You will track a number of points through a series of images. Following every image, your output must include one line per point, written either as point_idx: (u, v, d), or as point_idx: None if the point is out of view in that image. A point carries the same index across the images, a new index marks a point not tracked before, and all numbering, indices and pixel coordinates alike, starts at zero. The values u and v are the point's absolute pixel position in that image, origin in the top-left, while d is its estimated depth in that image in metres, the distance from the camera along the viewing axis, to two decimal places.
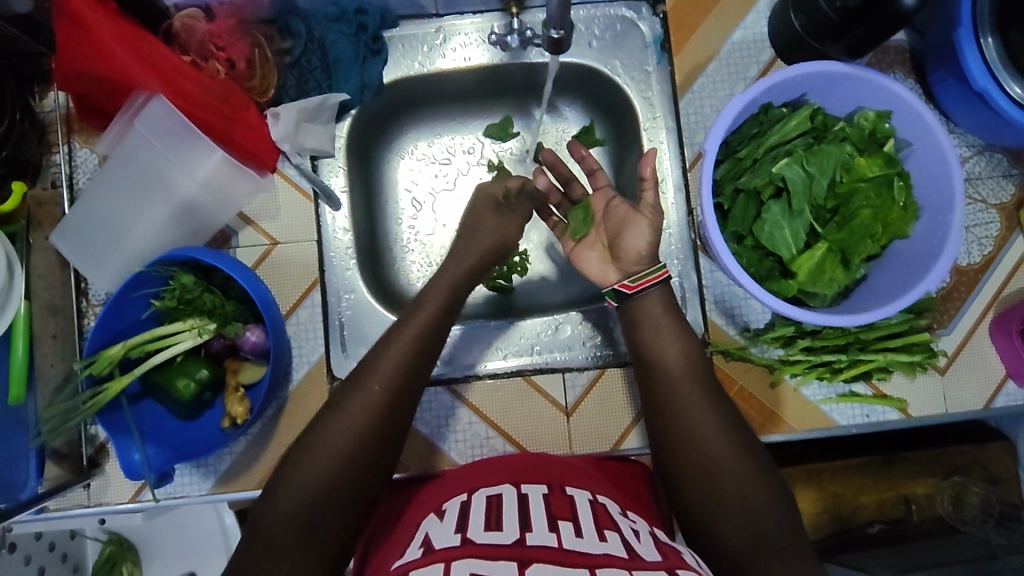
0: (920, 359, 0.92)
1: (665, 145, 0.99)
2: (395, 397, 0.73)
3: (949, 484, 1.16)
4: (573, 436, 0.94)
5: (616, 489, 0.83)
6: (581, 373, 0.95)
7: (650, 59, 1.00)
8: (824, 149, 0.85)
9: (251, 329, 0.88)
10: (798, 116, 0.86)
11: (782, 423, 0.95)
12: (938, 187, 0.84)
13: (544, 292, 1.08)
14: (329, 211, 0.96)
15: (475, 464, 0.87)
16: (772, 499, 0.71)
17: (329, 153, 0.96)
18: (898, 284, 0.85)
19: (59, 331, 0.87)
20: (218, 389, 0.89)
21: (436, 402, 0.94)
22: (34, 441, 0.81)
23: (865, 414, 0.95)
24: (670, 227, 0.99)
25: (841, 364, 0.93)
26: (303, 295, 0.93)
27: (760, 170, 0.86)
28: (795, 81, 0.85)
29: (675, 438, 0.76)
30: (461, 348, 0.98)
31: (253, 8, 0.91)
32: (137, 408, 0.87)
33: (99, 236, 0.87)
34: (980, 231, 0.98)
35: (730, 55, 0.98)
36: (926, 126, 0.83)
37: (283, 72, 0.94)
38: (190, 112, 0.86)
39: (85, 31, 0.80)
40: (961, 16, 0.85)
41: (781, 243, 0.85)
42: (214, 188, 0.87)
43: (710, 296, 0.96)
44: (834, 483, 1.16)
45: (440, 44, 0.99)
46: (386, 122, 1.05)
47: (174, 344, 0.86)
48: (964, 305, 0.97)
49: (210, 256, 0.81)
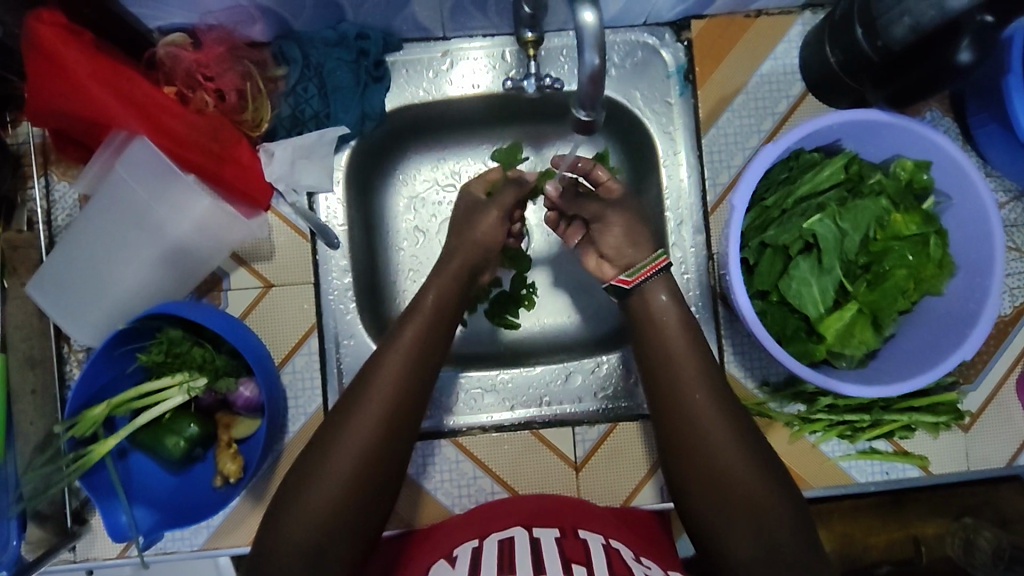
0: (945, 420, 0.88)
1: (685, 182, 0.93)
2: (399, 413, 0.68)
3: (959, 525, 1.05)
4: (582, 488, 0.90)
5: (627, 532, 0.80)
6: (591, 427, 0.91)
7: (672, 91, 0.93)
8: (858, 204, 0.80)
9: (244, 384, 0.82)
10: (831, 166, 0.81)
11: (798, 480, 0.91)
12: (976, 245, 0.79)
13: (555, 333, 1.00)
14: (327, 249, 0.89)
15: (480, 510, 0.83)
16: (792, 525, 0.66)
17: (327, 188, 0.89)
18: (931, 347, 0.80)
19: (39, 384, 0.81)
20: (209, 443, 0.84)
21: (438, 455, 0.90)
22: (15, 506, 0.76)
23: (885, 472, 0.91)
24: (687, 272, 0.93)
25: (861, 424, 0.89)
26: (299, 342, 0.88)
27: (789, 224, 0.81)
28: (833, 128, 0.79)
29: (694, 449, 0.71)
30: (465, 399, 0.93)
31: (244, 32, 0.84)
32: (124, 463, 0.83)
33: (80, 283, 0.81)
34: (1015, 281, 0.92)
35: (757, 89, 0.92)
36: (969, 182, 0.78)
37: (278, 101, 0.87)
38: (174, 151, 0.81)
39: (57, 66, 0.73)
40: (1012, 62, 0.79)
41: (809, 307, 0.80)
42: (206, 232, 0.82)
43: (729, 346, 0.92)
44: (844, 524, 1.05)
45: (446, 69, 0.92)
46: (388, 149, 0.98)
47: (162, 400, 0.81)
48: (991, 359, 0.92)
49: (195, 311, 0.76)
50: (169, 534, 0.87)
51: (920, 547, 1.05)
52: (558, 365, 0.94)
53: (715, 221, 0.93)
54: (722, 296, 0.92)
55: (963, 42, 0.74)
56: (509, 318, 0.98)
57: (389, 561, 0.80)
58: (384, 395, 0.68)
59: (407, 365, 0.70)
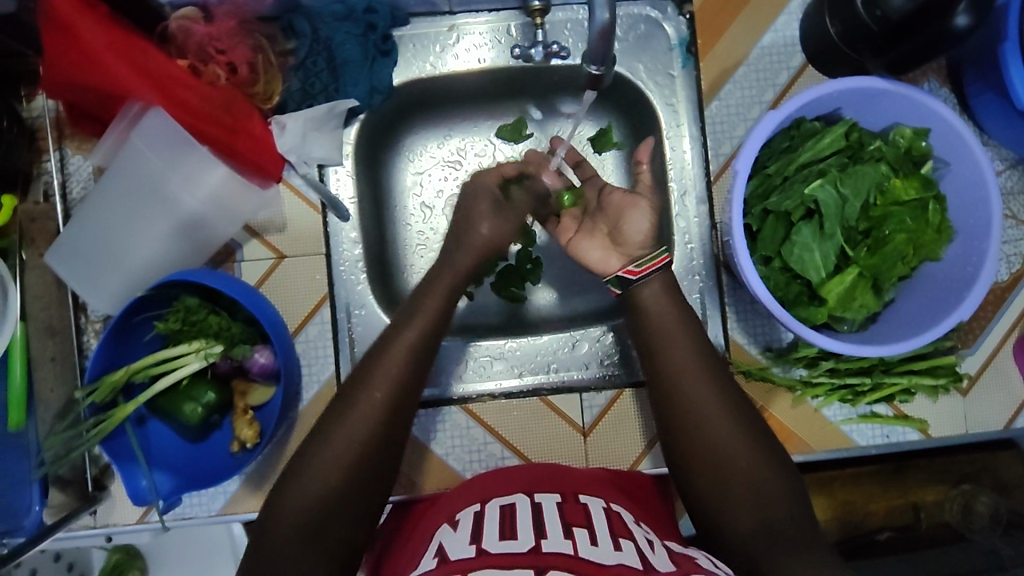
0: (945, 382, 0.90)
1: (688, 154, 0.95)
2: (404, 397, 0.69)
3: (958, 492, 1.07)
4: (588, 453, 0.92)
5: (628, 499, 0.81)
6: (598, 393, 0.93)
7: (675, 64, 0.95)
8: (859, 169, 0.82)
9: (258, 351, 0.83)
10: (832, 134, 0.82)
11: (799, 443, 0.93)
12: (974, 210, 0.81)
13: (560, 304, 1.02)
14: (337, 221, 0.91)
15: (487, 476, 0.85)
16: (787, 496, 0.68)
17: (336, 161, 0.90)
18: (930, 311, 0.82)
19: (59, 352, 0.83)
20: (225, 410, 0.86)
21: (450, 421, 0.92)
22: (37, 470, 0.80)
23: (885, 435, 0.93)
24: (691, 242, 0.95)
25: (862, 388, 0.91)
26: (312, 311, 0.89)
27: (791, 190, 0.82)
28: (833, 96, 0.81)
29: (690, 424, 0.72)
30: (473, 368, 0.95)
31: (254, 6, 0.86)
32: (143, 429, 0.85)
33: (97, 253, 0.82)
34: (1012, 248, 0.94)
35: (759, 61, 0.94)
36: (967, 148, 0.79)
37: (288, 75, 0.88)
38: (189, 123, 0.82)
39: (73, 38, 0.75)
40: (1008, 30, 0.80)
41: (811, 271, 0.82)
42: (221, 203, 0.83)
43: (732, 312, 0.93)
44: (846, 491, 1.06)
45: (453, 43, 0.93)
46: (396, 125, 0.99)
47: (179, 367, 0.83)
48: (989, 325, 0.94)
49: (209, 276, 0.78)
50: (187, 500, 0.89)
51: (919, 513, 1.07)
52: (564, 335, 0.96)
53: (717, 192, 0.95)
54: (725, 265, 0.94)
55: (960, 7, 0.74)
56: (515, 292, 1.00)
57: (395, 529, 0.82)
58: (390, 378, 0.69)
59: (411, 350, 0.71)
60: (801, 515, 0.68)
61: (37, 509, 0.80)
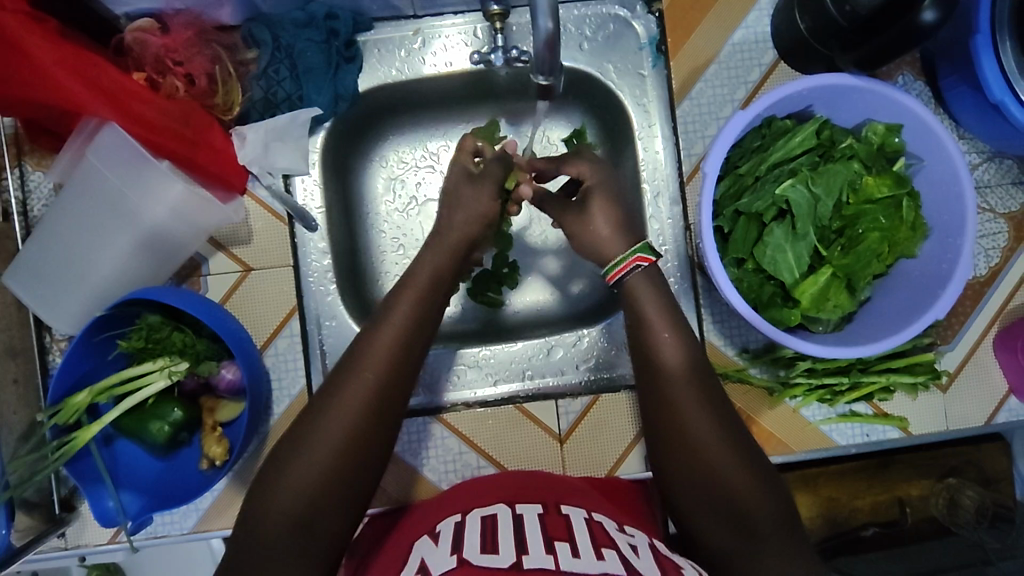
0: (922, 380, 0.89)
1: (661, 154, 0.93)
2: (377, 404, 0.67)
3: (944, 486, 1.02)
4: (566, 457, 0.91)
5: (609, 503, 0.81)
6: (574, 399, 0.92)
7: (644, 63, 0.93)
8: (829, 168, 0.80)
9: (225, 367, 0.83)
10: (803, 132, 0.81)
11: (774, 441, 0.92)
12: (948, 207, 0.80)
13: (537, 310, 1.01)
14: (305, 232, 0.90)
15: (466, 485, 0.84)
16: (764, 494, 0.67)
17: (302, 171, 0.89)
18: (904, 310, 0.81)
19: (21, 374, 0.81)
20: (194, 428, 0.85)
21: (423, 432, 0.90)
22: (1, 496, 0.74)
23: (865, 434, 0.92)
24: (665, 244, 0.93)
25: (839, 389, 0.90)
26: (281, 324, 0.88)
27: (762, 190, 0.81)
28: (803, 94, 0.79)
29: (668, 422, 0.71)
30: (449, 374, 0.94)
31: (212, 15, 0.84)
32: (110, 449, 0.84)
33: (56, 273, 0.81)
34: (989, 242, 0.93)
35: (730, 58, 0.92)
36: (938, 144, 0.78)
37: (250, 84, 0.87)
38: (145, 138, 0.79)
39: (21, 55, 0.71)
40: (979, 23, 0.79)
41: (783, 273, 0.80)
42: (182, 218, 0.81)
43: (708, 315, 0.92)
44: (831, 487, 1.01)
45: (419, 48, 0.92)
46: (364, 130, 0.97)
47: (144, 386, 0.82)
48: (968, 320, 0.93)
49: (170, 295, 0.76)
50: (158, 518, 0.87)
51: (903, 507, 1.01)
52: (540, 339, 0.95)
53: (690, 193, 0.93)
54: (701, 267, 0.93)
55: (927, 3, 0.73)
56: (492, 297, 0.99)
57: (376, 538, 0.81)
58: (360, 387, 0.67)
59: (384, 355, 0.69)
60: (776, 509, 0.67)
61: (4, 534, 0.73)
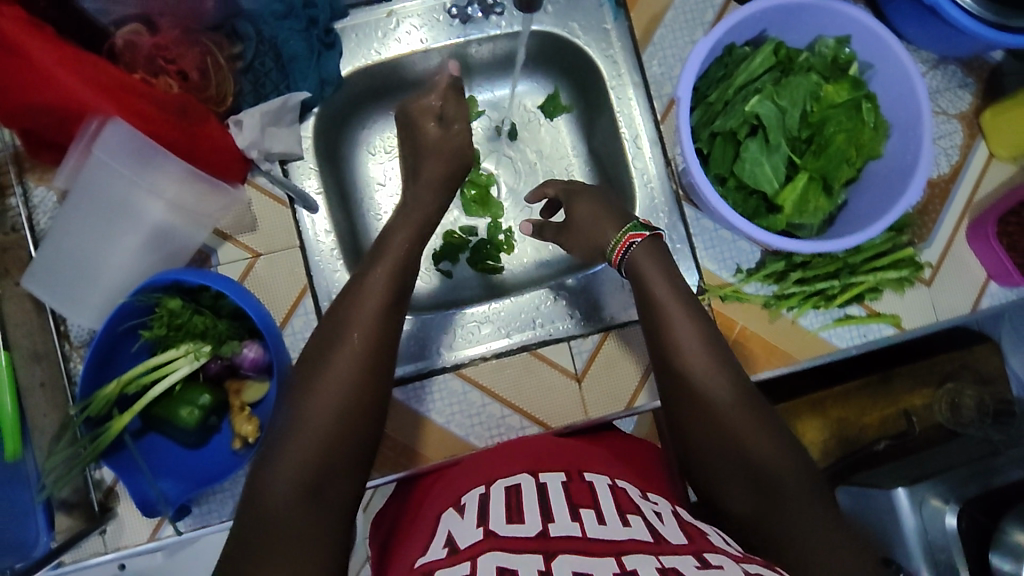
0: (906, 274, 0.94)
1: (634, 101, 0.98)
2: (365, 391, 0.65)
3: (944, 391, 0.99)
4: (584, 401, 0.94)
5: (629, 469, 0.78)
6: (585, 338, 0.95)
7: (607, 18, 0.98)
8: (792, 81, 0.86)
9: (248, 345, 0.84)
10: (761, 54, 0.87)
11: (780, 353, 0.95)
12: (904, 103, 0.85)
13: (535, 265, 1.05)
14: (306, 214, 0.93)
15: (492, 456, 0.80)
16: (781, 445, 0.63)
17: (297, 155, 0.93)
18: (880, 200, 0.86)
19: (47, 378, 0.82)
20: (224, 412, 0.86)
21: (444, 388, 0.93)
22: (40, 495, 0.76)
23: (863, 335, 0.96)
24: (651, 182, 0.98)
25: (831, 292, 0.94)
26: (294, 304, 0.90)
27: (733, 111, 0.86)
28: (756, 16, 0.85)
29: (674, 380, 0.68)
30: (461, 332, 0.96)
31: (197, 16, 0.88)
32: (141, 444, 0.85)
33: (72, 275, 0.83)
34: (946, 142, 0.98)
35: (684, 3, 0.98)
36: (887, 48, 0.84)
37: (238, 79, 0.91)
38: (148, 131, 0.82)
39: (23, 59, 0.72)
40: None
41: (764, 184, 0.85)
42: (184, 208, 0.85)
43: (700, 243, 0.97)
44: (839, 407, 0.99)
45: (394, 28, 0.97)
46: (350, 119, 1.02)
47: (170, 373, 0.83)
48: (940, 216, 0.97)
49: (192, 276, 0.77)
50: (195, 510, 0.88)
51: (909, 417, 0.99)
52: (541, 290, 0.98)
53: (666, 133, 0.99)
54: (687, 198, 0.97)
55: None
56: (489, 263, 1.03)
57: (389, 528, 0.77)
58: (345, 380, 0.64)
59: (362, 350, 0.66)
60: (794, 459, 0.62)
61: (44, 539, 0.75)
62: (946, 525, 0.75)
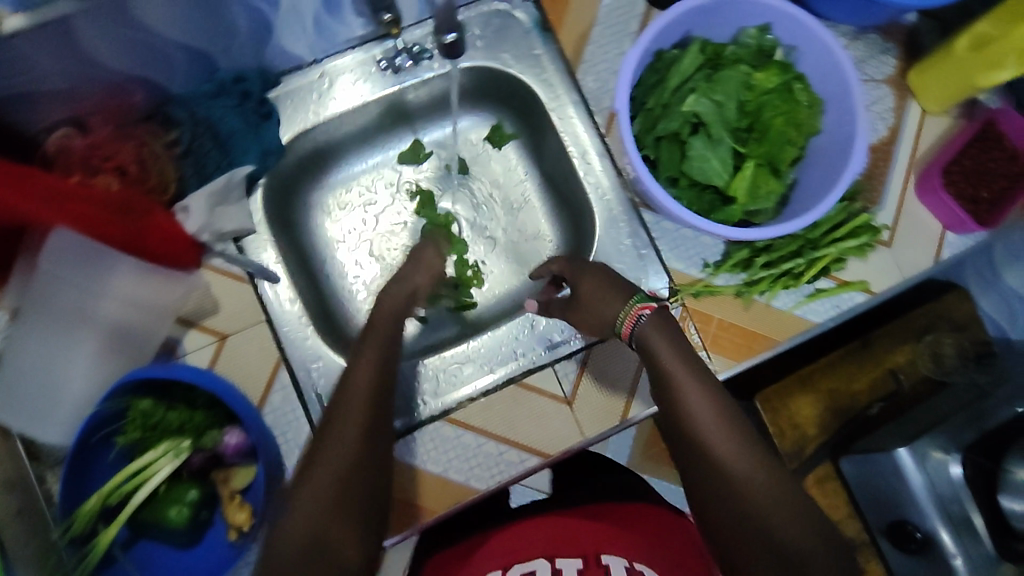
0: (867, 240, 0.90)
1: (576, 119, 0.94)
2: (349, 499, 0.64)
3: (924, 344, 0.95)
4: (581, 425, 0.92)
5: (659, 556, 0.81)
6: (569, 360, 0.94)
7: (534, 43, 0.95)
8: (722, 76, 0.88)
9: (228, 432, 0.82)
10: (691, 54, 0.87)
11: (759, 338, 0.90)
12: (831, 78, 0.87)
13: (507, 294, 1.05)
14: (268, 286, 0.89)
15: (501, 539, 0.87)
16: (804, 524, 0.62)
17: (250, 229, 0.90)
18: (825, 174, 0.86)
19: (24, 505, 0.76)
20: (213, 505, 0.84)
21: (437, 436, 0.90)
22: None
23: (836, 305, 0.91)
24: (606, 195, 0.94)
25: (800, 269, 0.90)
26: (271, 377, 0.86)
27: (672, 113, 0.88)
28: (685, 16, 0.86)
29: (695, 459, 0.66)
30: (448, 376, 0.94)
31: (127, 109, 0.86)
32: (133, 553, 0.82)
33: (33, 390, 0.79)
34: (879, 108, 0.95)
35: (608, 18, 0.96)
36: (811, 29, 0.85)
37: (178, 164, 0.89)
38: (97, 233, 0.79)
39: None
40: None
41: (715, 179, 0.86)
42: (138, 304, 0.83)
43: (663, 246, 0.92)
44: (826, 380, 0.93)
45: (328, 88, 0.93)
46: (299, 184, 1.01)
47: (152, 476, 0.80)
48: (888, 177, 0.94)
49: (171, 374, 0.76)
50: None
51: (898, 376, 0.94)
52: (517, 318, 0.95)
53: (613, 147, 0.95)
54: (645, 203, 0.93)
55: None
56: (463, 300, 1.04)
57: None
58: (325, 494, 0.63)
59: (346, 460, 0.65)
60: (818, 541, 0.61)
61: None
62: (952, 474, 0.83)
